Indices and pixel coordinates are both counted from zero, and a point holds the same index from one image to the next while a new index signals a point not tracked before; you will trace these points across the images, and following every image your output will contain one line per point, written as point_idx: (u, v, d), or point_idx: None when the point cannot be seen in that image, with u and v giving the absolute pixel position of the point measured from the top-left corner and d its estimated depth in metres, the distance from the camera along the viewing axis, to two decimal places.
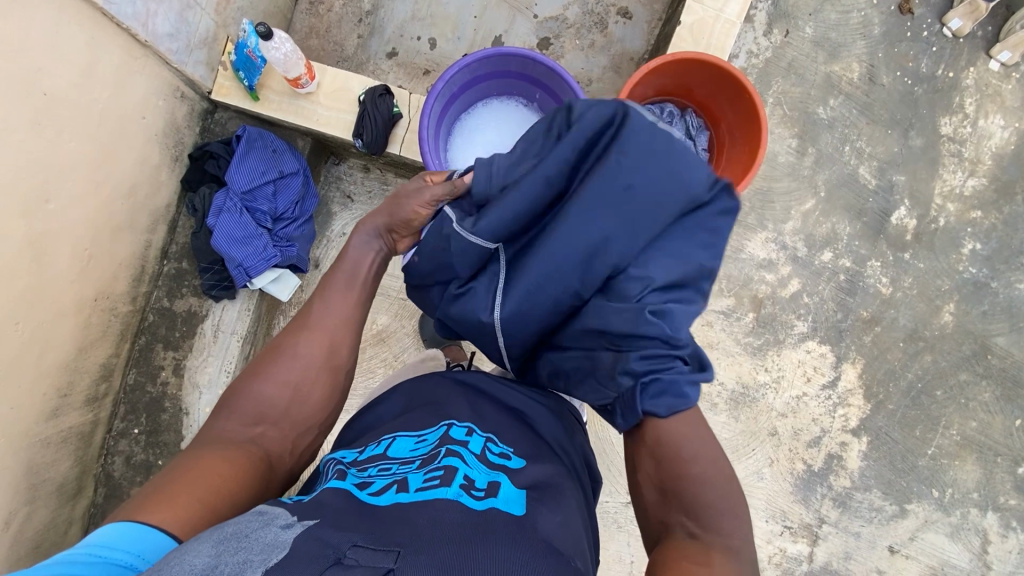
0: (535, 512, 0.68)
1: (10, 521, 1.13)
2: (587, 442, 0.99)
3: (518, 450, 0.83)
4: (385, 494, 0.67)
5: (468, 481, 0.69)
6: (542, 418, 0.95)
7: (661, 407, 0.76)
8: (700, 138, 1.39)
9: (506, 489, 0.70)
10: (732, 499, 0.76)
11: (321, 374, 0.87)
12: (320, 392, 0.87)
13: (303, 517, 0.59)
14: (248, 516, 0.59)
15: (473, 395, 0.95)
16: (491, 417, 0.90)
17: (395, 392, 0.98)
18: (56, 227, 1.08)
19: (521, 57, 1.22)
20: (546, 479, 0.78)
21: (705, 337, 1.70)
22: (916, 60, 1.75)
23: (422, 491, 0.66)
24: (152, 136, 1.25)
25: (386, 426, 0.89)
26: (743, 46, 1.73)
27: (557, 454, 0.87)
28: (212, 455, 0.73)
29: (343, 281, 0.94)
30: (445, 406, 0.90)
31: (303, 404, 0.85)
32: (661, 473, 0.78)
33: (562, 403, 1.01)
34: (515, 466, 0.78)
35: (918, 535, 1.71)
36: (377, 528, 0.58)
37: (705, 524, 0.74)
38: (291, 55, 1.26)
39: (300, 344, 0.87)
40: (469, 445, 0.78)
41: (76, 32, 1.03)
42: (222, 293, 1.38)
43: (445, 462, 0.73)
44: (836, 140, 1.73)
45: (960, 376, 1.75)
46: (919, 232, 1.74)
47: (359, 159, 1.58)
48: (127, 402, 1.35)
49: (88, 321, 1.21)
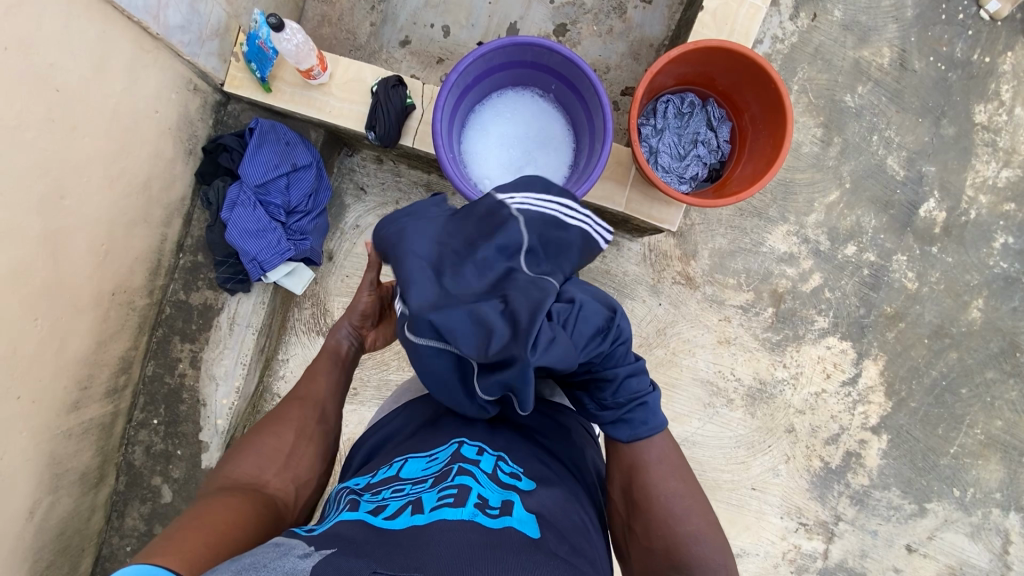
0: (547, 536, 0.68)
1: (35, 511, 1.16)
2: (598, 455, 1.00)
3: (529, 471, 0.83)
4: (400, 515, 0.67)
5: (481, 501, 0.70)
6: (554, 437, 0.94)
7: (621, 433, 0.90)
8: (721, 130, 1.35)
9: (520, 509, 0.70)
10: (716, 547, 0.86)
11: (317, 430, 0.98)
12: (312, 449, 0.96)
13: (319, 546, 0.60)
14: (266, 548, 0.60)
15: (491, 414, 0.95)
16: (503, 436, 0.89)
17: (414, 402, 0.98)
18: (73, 223, 1.08)
19: (537, 46, 1.18)
20: (557, 506, 0.76)
21: (723, 332, 1.67)
22: (951, 45, 1.67)
23: (437, 510, 0.67)
24: (165, 130, 1.24)
25: (405, 445, 0.89)
26: (768, 30, 1.66)
27: (571, 478, 0.88)
28: (221, 501, 0.78)
29: (331, 364, 1.10)
30: (455, 425, 0.89)
31: (293, 467, 0.92)
32: (651, 534, 0.87)
33: (574, 418, 1.00)
34: (526, 487, 0.77)
35: (937, 534, 1.69)
36: (393, 552, 0.58)
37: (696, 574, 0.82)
38: (302, 45, 1.24)
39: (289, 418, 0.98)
40: (480, 464, 0.79)
41: (86, 26, 1.01)
42: (238, 286, 1.38)
43: (459, 481, 0.73)
44: (863, 129, 1.67)
45: (986, 375, 1.70)
46: (948, 225, 1.68)
47: (372, 150, 1.57)
48: (147, 393, 1.38)
49: (105, 315, 1.22)
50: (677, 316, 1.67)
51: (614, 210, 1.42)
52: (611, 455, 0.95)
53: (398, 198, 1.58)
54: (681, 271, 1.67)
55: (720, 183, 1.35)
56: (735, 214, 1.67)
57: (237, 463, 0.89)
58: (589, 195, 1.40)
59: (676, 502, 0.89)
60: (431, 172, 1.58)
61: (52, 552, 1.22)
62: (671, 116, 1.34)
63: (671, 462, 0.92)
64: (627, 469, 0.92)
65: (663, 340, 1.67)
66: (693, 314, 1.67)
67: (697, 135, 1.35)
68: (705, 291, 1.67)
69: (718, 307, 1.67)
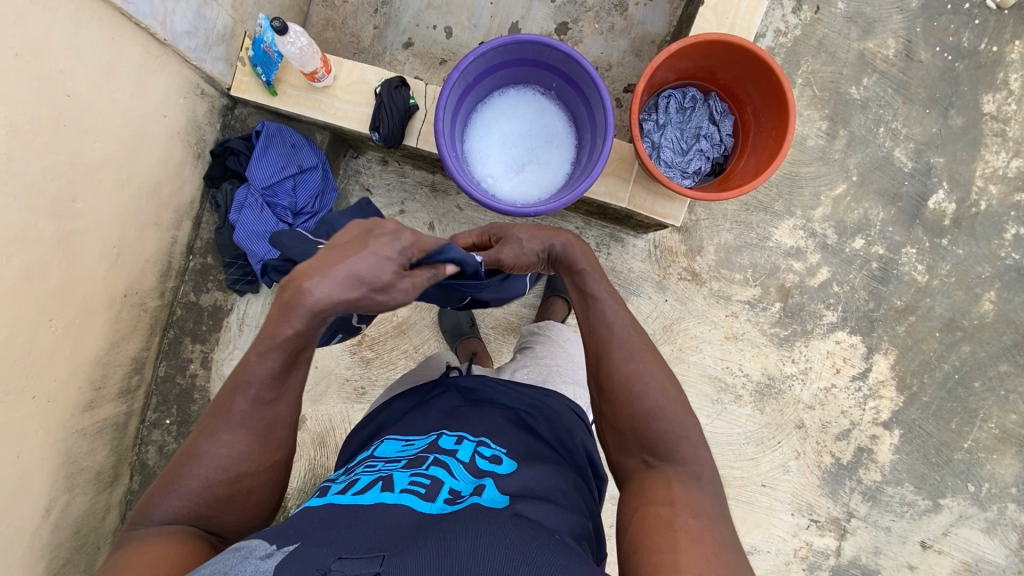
0: (518, 504, 0.70)
1: (52, 508, 1.18)
2: (591, 440, 0.99)
3: (511, 452, 0.83)
4: (368, 493, 0.70)
5: (453, 492, 0.71)
6: (546, 419, 0.95)
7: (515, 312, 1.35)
8: (723, 124, 1.35)
9: (491, 491, 0.72)
10: (640, 337, 0.91)
11: (264, 467, 0.81)
12: (258, 485, 0.81)
13: (281, 543, 0.61)
14: (227, 554, 0.61)
15: (475, 401, 0.96)
16: (485, 420, 0.90)
17: (403, 394, 1.03)
18: (85, 226, 1.10)
19: (537, 43, 1.19)
20: (536, 482, 0.78)
21: (730, 328, 1.67)
22: (957, 35, 1.65)
23: (404, 494, 0.69)
24: (174, 133, 1.27)
25: (391, 429, 0.93)
26: (771, 24, 1.65)
27: (559, 458, 0.88)
28: (143, 560, 0.68)
29: (269, 380, 0.76)
30: (441, 416, 0.92)
31: (242, 506, 0.80)
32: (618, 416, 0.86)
33: (560, 400, 1.01)
34: (504, 470, 0.78)
35: (952, 530, 1.67)
36: (358, 534, 0.61)
37: (634, 410, 0.84)
38: (306, 49, 1.25)
39: (220, 449, 0.78)
40: (457, 453, 0.80)
41: (94, 32, 1.03)
42: (246, 287, 1.41)
43: (431, 471, 0.74)
44: (869, 121, 1.66)
45: (1000, 368, 1.67)
46: (958, 217, 1.66)
47: (377, 152, 1.59)
48: (159, 393, 1.40)
49: (118, 316, 1.25)
50: (684, 313, 1.67)
51: (617, 206, 1.42)
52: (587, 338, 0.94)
53: (403, 199, 1.60)
54: (687, 267, 1.66)
55: (723, 177, 1.34)
56: (741, 209, 1.66)
57: (167, 499, 0.76)
58: (592, 191, 1.41)
59: (595, 287, 0.96)
60: (436, 172, 1.59)
61: (69, 551, 1.25)
62: (672, 111, 1.34)
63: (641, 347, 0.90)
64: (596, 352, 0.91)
65: (670, 337, 1.66)
66: (700, 310, 1.67)
67: (699, 129, 1.34)
68: (711, 286, 1.66)
69: (724, 303, 1.67)
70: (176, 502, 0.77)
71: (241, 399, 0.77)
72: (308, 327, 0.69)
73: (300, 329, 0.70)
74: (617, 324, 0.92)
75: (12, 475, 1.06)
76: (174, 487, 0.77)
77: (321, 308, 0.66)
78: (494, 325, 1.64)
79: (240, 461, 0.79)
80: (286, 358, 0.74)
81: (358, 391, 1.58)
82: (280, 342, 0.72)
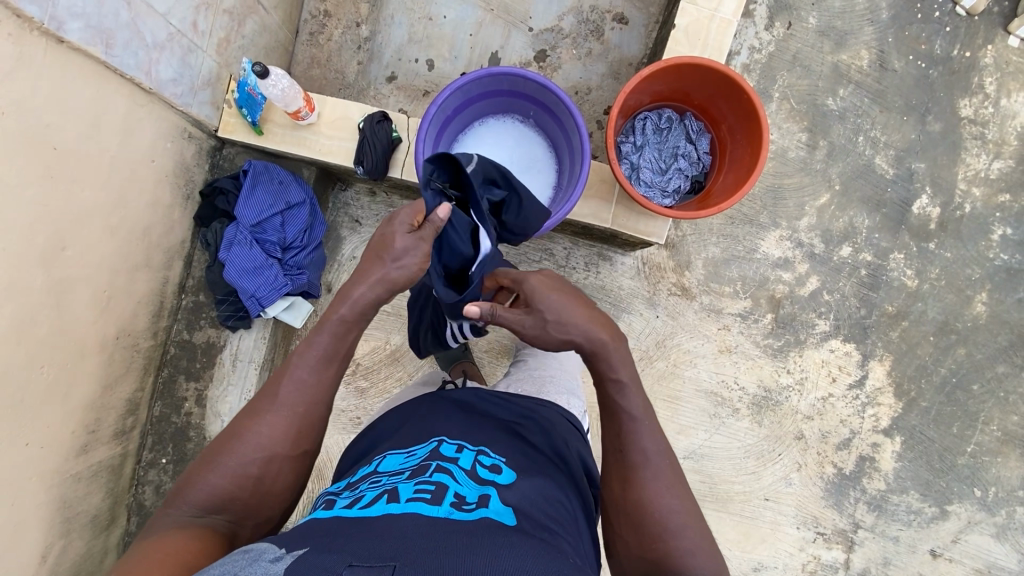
0: (524, 520, 0.71)
1: (47, 556, 1.18)
2: (585, 448, 1.02)
3: (510, 462, 0.84)
4: (376, 506, 0.69)
5: (459, 497, 0.71)
6: (539, 430, 0.96)
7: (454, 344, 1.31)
8: (700, 142, 1.37)
9: (497, 501, 0.72)
10: (674, 468, 0.87)
11: (290, 460, 0.82)
12: (285, 477, 0.82)
13: (291, 548, 0.61)
14: (236, 555, 0.61)
15: (469, 412, 0.98)
16: (481, 433, 0.91)
17: (390, 411, 1.04)
18: (74, 273, 1.12)
19: (511, 75, 1.22)
20: (535, 494, 0.78)
21: (723, 341, 1.67)
22: (929, 43, 1.68)
23: (412, 502, 0.69)
24: (163, 177, 1.30)
25: (383, 444, 0.94)
26: (744, 42, 1.68)
27: (555, 468, 0.89)
28: (168, 541, 0.70)
29: (316, 362, 0.86)
30: (433, 426, 0.92)
31: (267, 492, 0.81)
32: (644, 542, 0.81)
33: (555, 411, 1.04)
34: (505, 480, 0.79)
35: (961, 537, 1.64)
36: (368, 542, 0.60)
37: (667, 546, 0.80)
38: (288, 90, 1.29)
39: (259, 430, 0.81)
40: (459, 461, 0.80)
41: (81, 86, 1.07)
42: (238, 323, 1.43)
43: (437, 478, 0.75)
44: (848, 130, 1.68)
45: (998, 369, 1.67)
46: (944, 220, 1.67)
47: (365, 184, 1.62)
48: (154, 433, 1.41)
49: (111, 359, 1.26)
50: (676, 328, 1.67)
51: (602, 226, 1.44)
52: (608, 464, 0.89)
53: None
54: (676, 282, 1.67)
55: (703, 196, 1.36)
56: (726, 223, 1.67)
57: (206, 476, 0.79)
58: (575, 213, 1.42)
59: (630, 403, 0.89)
60: None
61: None
62: (649, 132, 1.36)
63: (672, 477, 0.85)
64: (623, 480, 0.86)
65: (664, 352, 1.66)
66: (692, 325, 1.67)
67: (677, 149, 1.36)
68: (702, 300, 1.67)
69: (716, 316, 1.67)
70: (211, 482, 0.78)
71: (288, 383, 0.84)
72: (352, 313, 0.87)
73: (346, 313, 0.87)
74: (653, 451, 0.87)
75: (6, 523, 1.06)
76: (215, 466, 0.80)
77: (364, 299, 0.88)
78: (487, 349, 1.65)
79: (276, 444, 0.81)
80: (332, 340, 0.87)
81: (355, 422, 1.58)
82: (331, 326, 0.87)
